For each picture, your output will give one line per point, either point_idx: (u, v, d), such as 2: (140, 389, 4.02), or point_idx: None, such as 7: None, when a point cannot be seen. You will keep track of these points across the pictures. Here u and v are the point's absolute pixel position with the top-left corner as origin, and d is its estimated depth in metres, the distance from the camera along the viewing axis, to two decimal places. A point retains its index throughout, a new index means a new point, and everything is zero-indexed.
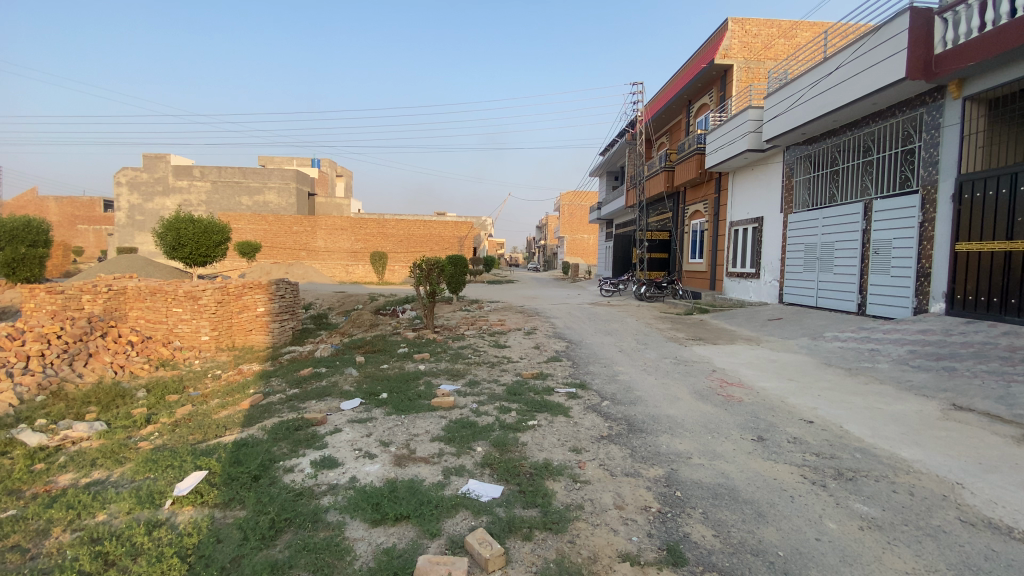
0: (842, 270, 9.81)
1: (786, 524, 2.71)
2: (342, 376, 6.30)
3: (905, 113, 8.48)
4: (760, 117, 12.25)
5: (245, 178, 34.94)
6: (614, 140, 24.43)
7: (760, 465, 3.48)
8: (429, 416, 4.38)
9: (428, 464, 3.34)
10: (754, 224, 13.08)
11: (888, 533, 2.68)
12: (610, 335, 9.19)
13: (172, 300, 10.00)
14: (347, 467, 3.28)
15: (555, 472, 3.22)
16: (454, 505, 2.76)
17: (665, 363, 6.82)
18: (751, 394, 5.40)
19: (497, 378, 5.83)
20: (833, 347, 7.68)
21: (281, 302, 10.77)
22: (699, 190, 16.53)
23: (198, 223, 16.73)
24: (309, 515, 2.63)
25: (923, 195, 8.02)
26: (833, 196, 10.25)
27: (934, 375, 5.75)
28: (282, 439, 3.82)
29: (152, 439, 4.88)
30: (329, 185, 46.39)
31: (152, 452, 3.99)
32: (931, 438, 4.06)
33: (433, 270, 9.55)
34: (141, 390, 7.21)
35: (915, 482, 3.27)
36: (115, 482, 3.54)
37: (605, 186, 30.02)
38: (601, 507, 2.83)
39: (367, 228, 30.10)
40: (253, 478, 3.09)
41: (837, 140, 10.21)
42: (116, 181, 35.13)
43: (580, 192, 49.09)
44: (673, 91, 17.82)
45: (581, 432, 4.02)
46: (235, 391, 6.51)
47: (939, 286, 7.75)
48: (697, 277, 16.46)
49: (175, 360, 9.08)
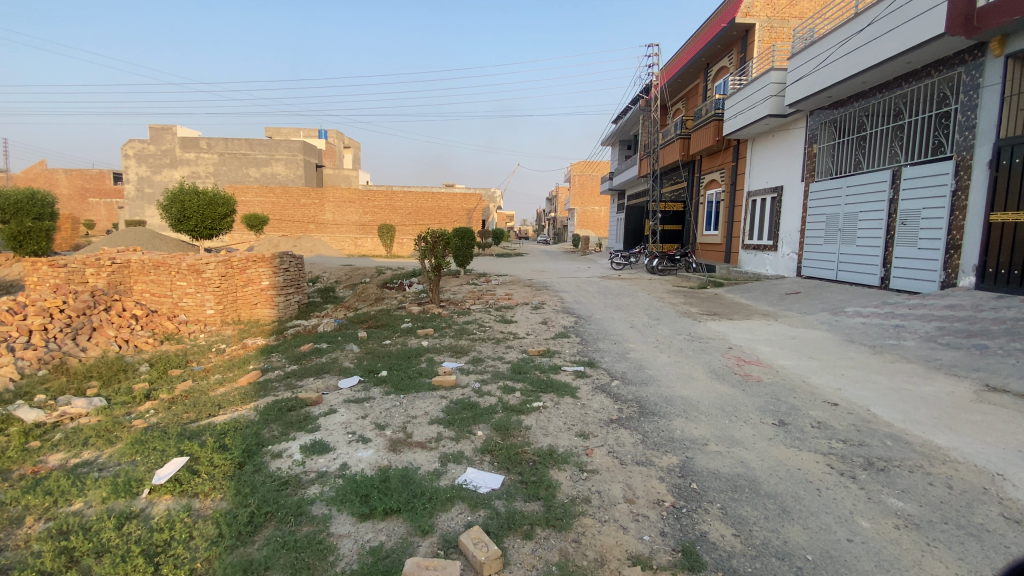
0: (865, 241, 9.33)
1: (813, 522, 2.46)
2: (343, 352, 6.11)
3: (942, 73, 7.87)
4: (782, 79, 11.55)
5: (252, 150, 34.57)
6: (627, 107, 23.59)
7: (782, 453, 3.23)
8: (428, 396, 4.16)
9: (424, 450, 3.12)
10: (773, 194, 12.53)
11: (928, 533, 2.41)
12: (620, 310, 8.88)
13: (176, 273, 9.83)
14: (339, 452, 3.08)
15: (560, 460, 2.99)
16: (450, 497, 2.55)
17: (678, 340, 6.53)
18: (771, 373, 5.10)
19: (501, 355, 5.59)
20: (855, 323, 7.32)
21: (285, 276, 10.60)
22: (715, 159, 15.92)
23: (203, 195, 16.51)
24: (292, 507, 2.44)
25: (957, 161, 7.50)
26: (859, 164, 9.70)
27: (965, 354, 5.40)
28: (274, 421, 3.63)
29: (148, 416, 4.74)
30: (335, 156, 45.83)
31: (143, 433, 3.85)
32: (966, 423, 3.76)
33: (438, 243, 9.24)
34: (144, 364, 7.13)
35: (953, 474, 2.98)
36: (101, 464, 3.40)
37: (618, 156, 29.25)
38: (610, 501, 2.60)
39: (374, 199, 29.63)
40: (237, 465, 2.90)
41: (865, 103, 9.58)
42: (124, 154, 34.97)
43: (591, 161, 48.10)
44: (691, 53, 16.97)
45: (589, 415, 3.77)
46: (235, 367, 6.38)
47: (970, 258, 7.32)
48: (712, 250, 15.99)
49: (180, 334, 8.98)
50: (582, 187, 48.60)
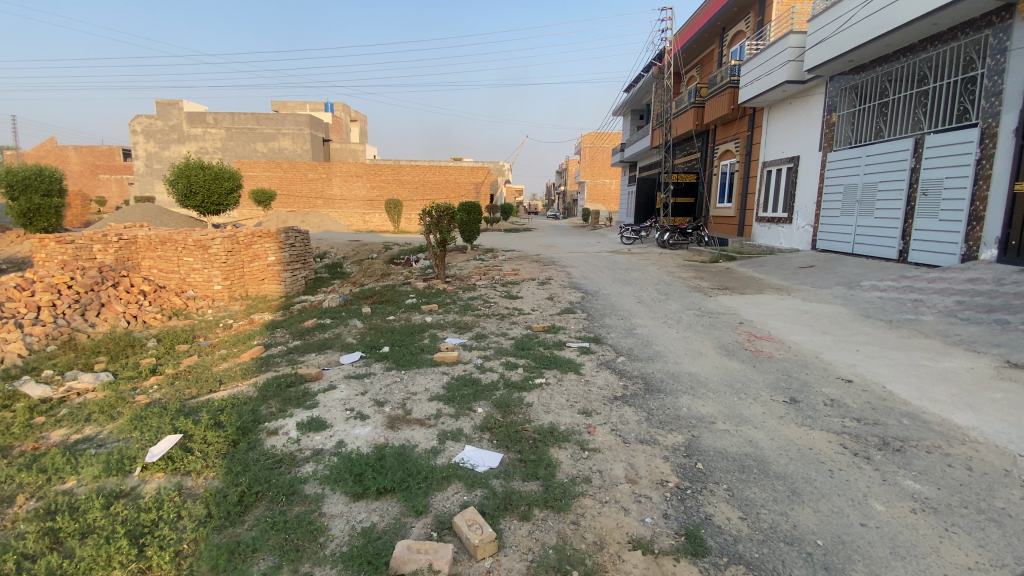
0: (885, 213, 8.98)
1: (824, 506, 2.36)
2: (346, 328, 6.05)
3: (969, 35, 7.44)
4: (801, 43, 11.15)
5: (259, 125, 34.19)
6: (639, 75, 22.95)
7: (793, 432, 3.11)
8: (430, 371, 4.09)
9: (423, 428, 3.04)
10: (789, 164, 12.11)
11: (946, 518, 2.30)
12: (629, 284, 8.70)
13: (183, 249, 9.80)
14: (335, 430, 3.01)
15: (561, 438, 2.90)
16: (446, 476, 2.47)
17: (687, 315, 6.38)
18: (783, 349, 4.95)
19: (505, 331, 5.49)
20: (872, 297, 7.09)
21: (291, 251, 10.52)
22: (730, 128, 15.43)
23: (208, 169, 16.40)
24: (284, 486, 2.39)
25: (983, 129, 7.13)
26: (880, 132, 9.29)
27: (985, 329, 5.19)
28: (272, 397, 3.58)
29: (151, 392, 4.73)
30: (343, 130, 45.32)
31: (143, 409, 3.83)
32: (987, 401, 3.60)
33: (443, 217, 9.01)
34: (152, 340, 7.13)
35: (973, 454, 2.85)
36: (101, 441, 3.41)
37: (628, 126, 28.60)
38: (611, 481, 2.51)
39: (381, 174, 29.27)
40: (231, 442, 2.86)
41: (888, 67, 9.10)
42: (132, 130, 34.97)
43: (601, 133, 47.16)
44: (705, 17, 16.35)
45: (593, 392, 3.67)
46: (240, 342, 6.37)
47: (993, 230, 7.02)
48: (725, 223, 15.62)
49: (187, 310, 9.00)
50: (593, 160, 47.83)
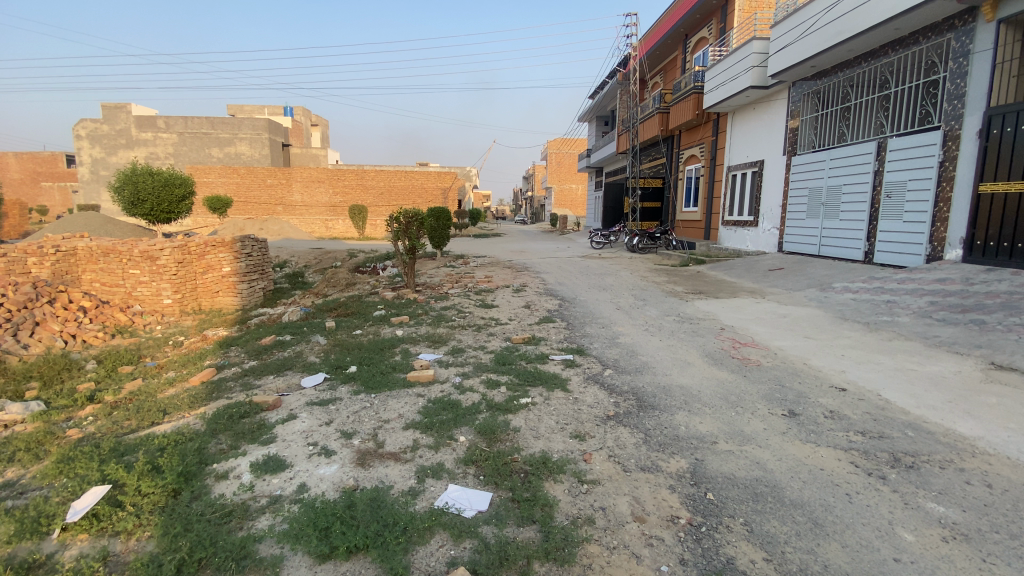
0: (850, 214, 9.10)
1: (851, 538, 2.14)
2: (309, 345, 5.59)
3: (931, 39, 7.59)
4: (765, 49, 11.30)
5: (214, 129, 32.71)
6: (605, 81, 23.12)
7: (799, 450, 2.90)
8: (403, 394, 3.71)
9: (398, 464, 2.68)
10: (754, 168, 12.25)
11: (980, 546, 2.10)
12: (605, 290, 8.51)
13: (128, 261, 9.05)
14: (296, 470, 2.62)
15: (555, 470, 2.60)
16: (429, 525, 2.13)
17: (668, 322, 6.19)
18: (769, 356, 4.81)
19: (482, 344, 5.16)
20: (846, 298, 7.09)
21: (248, 261, 9.88)
22: (695, 133, 15.60)
23: (158, 175, 15.44)
24: (233, 549, 1.99)
25: (946, 131, 7.27)
26: (843, 136, 9.44)
27: (964, 330, 5.18)
28: (222, 431, 3.14)
29: (85, 424, 4.14)
30: (304, 134, 44.06)
31: (73, 447, 3.29)
32: (985, 407, 3.51)
33: (412, 223, 8.61)
34: (92, 361, 6.44)
35: (988, 469, 2.69)
36: (20, 490, 2.87)
37: (594, 131, 28.70)
38: (617, 521, 2.22)
39: (345, 179, 28.45)
40: (172, 493, 2.44)
41: (850, 73, 9.28)
42: (76, 134, 32.98)
43: (567, 139, 47.41)
44: (668, 24, 16.55)
45: (583, 411, 3.39)
46: (191, 363, 5.78)
47: (957, 231, 7.14)
48: (692, 226, 15.73)
49: (134, 326, 8.25)
50: (559, 165, 47.95)
